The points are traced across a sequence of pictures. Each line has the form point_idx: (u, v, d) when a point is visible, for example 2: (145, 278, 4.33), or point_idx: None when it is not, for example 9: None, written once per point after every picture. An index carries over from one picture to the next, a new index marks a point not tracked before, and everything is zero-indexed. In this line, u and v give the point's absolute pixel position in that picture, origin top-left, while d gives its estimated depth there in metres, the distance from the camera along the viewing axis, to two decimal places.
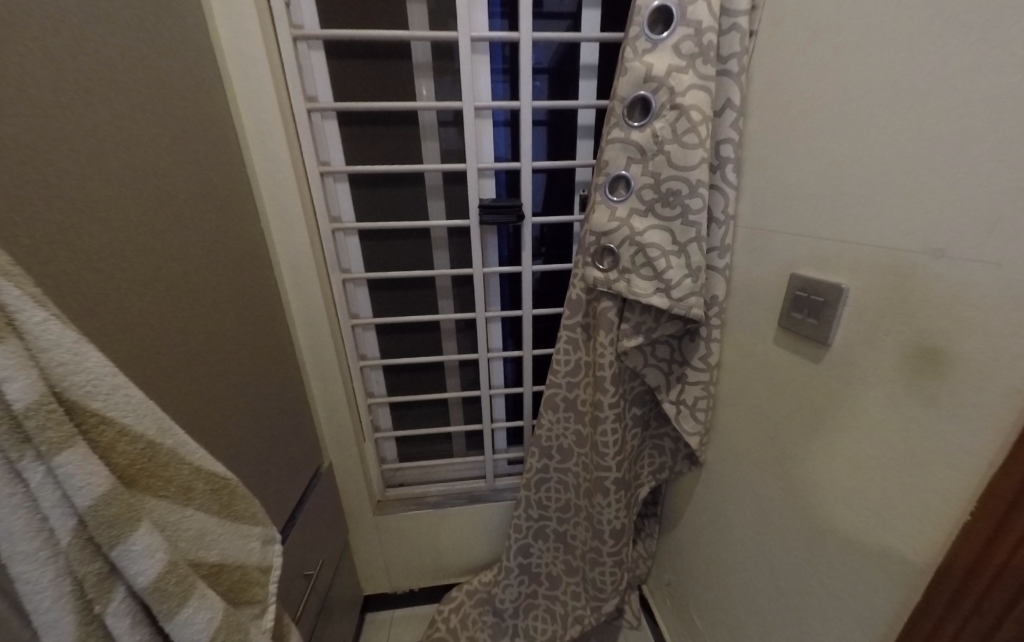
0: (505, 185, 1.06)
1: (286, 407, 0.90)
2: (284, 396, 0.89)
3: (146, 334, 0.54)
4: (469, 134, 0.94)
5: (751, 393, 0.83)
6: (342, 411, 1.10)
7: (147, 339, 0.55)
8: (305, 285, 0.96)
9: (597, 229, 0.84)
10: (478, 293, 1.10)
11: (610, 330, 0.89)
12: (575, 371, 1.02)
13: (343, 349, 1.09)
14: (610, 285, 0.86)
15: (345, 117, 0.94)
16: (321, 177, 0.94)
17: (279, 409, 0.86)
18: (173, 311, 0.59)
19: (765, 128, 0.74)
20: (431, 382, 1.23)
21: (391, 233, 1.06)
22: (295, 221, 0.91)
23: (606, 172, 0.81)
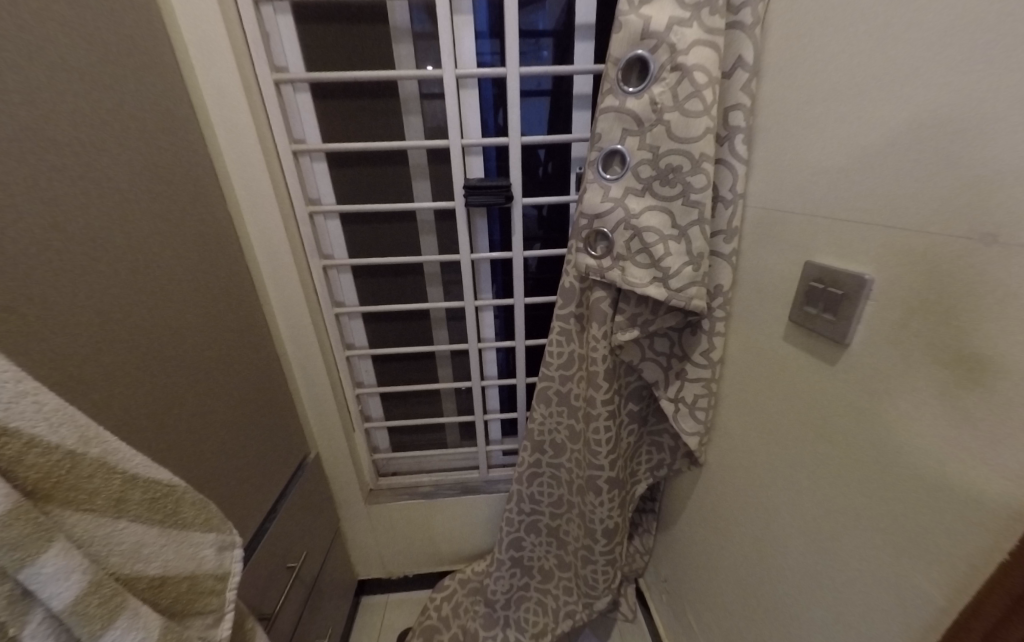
0: (495, 161, 0.99)
1: (258, 397, 0.87)
2: (255, 386, 0.86)
3: (70, 330, 0.51)
4: (451, 104, 0.87)
5: (753, 392, 0.76)
6: (327, 399, 1.08)
7: (72, 334, 0.51)
8: (279, 271, 0.93)
9: (589, 211, 0.78)
10: (466, 280, 1.04)
11: (603, 321, 0.83)
12: (569, 364, 0.97)
13: (326, 337, 1.06)
14: (604, 273, 0.79)
15: (318, 90, 0.88)
16: (294, 155, 0.88)
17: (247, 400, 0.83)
18: (105, 304, 0.55)
19: (780, 89, 0.65)
20: (422, 372, 1.20)
21: (373, 217, 1.01)
22: (267, 202, 0.86)
23: (600, 146, 0.74)
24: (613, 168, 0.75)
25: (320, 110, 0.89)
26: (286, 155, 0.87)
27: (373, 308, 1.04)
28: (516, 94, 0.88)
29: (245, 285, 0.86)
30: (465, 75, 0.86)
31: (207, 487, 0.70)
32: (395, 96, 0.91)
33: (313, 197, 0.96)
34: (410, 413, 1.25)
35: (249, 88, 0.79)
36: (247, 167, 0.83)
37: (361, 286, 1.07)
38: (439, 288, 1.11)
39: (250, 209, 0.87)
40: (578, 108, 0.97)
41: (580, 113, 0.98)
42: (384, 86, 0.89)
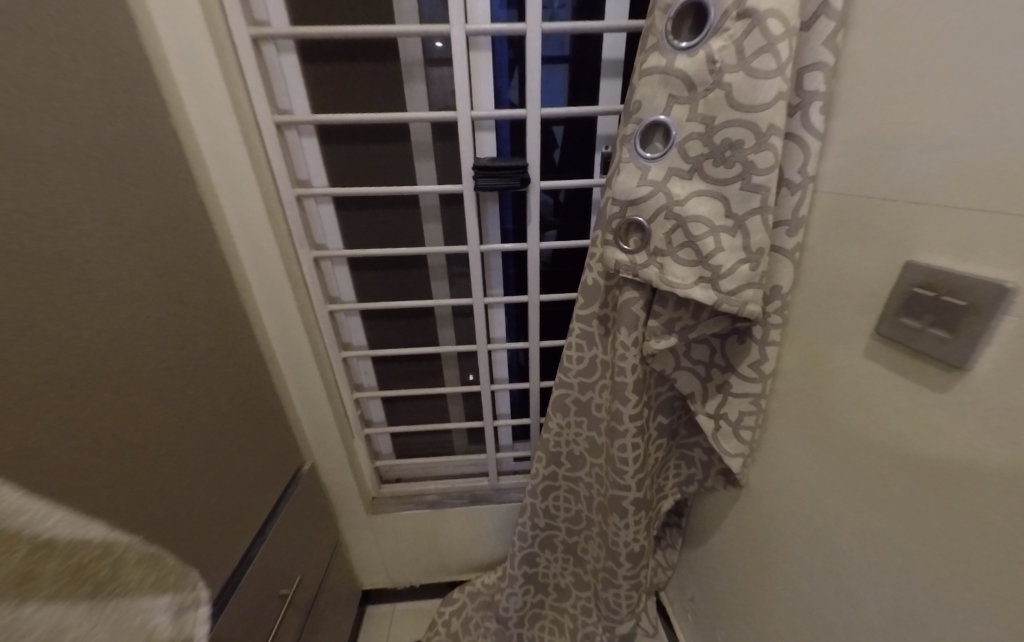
0: (510, 139, 0.88)
1: (236, 402, 0.77)
2: (232, 391, 0.77)
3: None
4: (459, 67, 0.75)
5: (812, 410, 0.65)
6: (320, 401, 1.00)
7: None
8: (261, 259, 0.84)
9: (622, 196, 0.65)
10: (476, 275, 0.93)
11: (634, 327, 0.71)
12: (589, 370, 0.87)
13: (319, 334, 0.96)
14: (638, 271, 0.67)
15: (304, 48, 0.78)
16: (278, 128, 0.78)
17: (223, 406, 0.74)
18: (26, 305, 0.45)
19: (867, 40, 0.52)
20: (426, 374, 1.11)
21: (371, 201, 0.92)
22: (244, 180, 0.77)
23: (640, 119, 0.62)
24: (655, 146, 0.63)
25: (308, 75, 0.80)
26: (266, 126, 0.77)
27: (371, 305, 0.94)
28: (537, 55, 0.74)
29: (217, 276, 0.77)
30: (476, 32, 0.74)
31: (170, 515, 0.60)
32: (396, 60, 0.81)
33: (302, 179, 0.86)
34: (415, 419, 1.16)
35: (218, 45, 0.69)
36: (223, 139, 0.74)
37: (357, 282, 0.99)
38: (445, 283, 1.01)
39: (225, 190, 0.77)
40: (607, 77, 0.85)
41: (609, 82, 0.85)
42: (382, 47, 0.80)
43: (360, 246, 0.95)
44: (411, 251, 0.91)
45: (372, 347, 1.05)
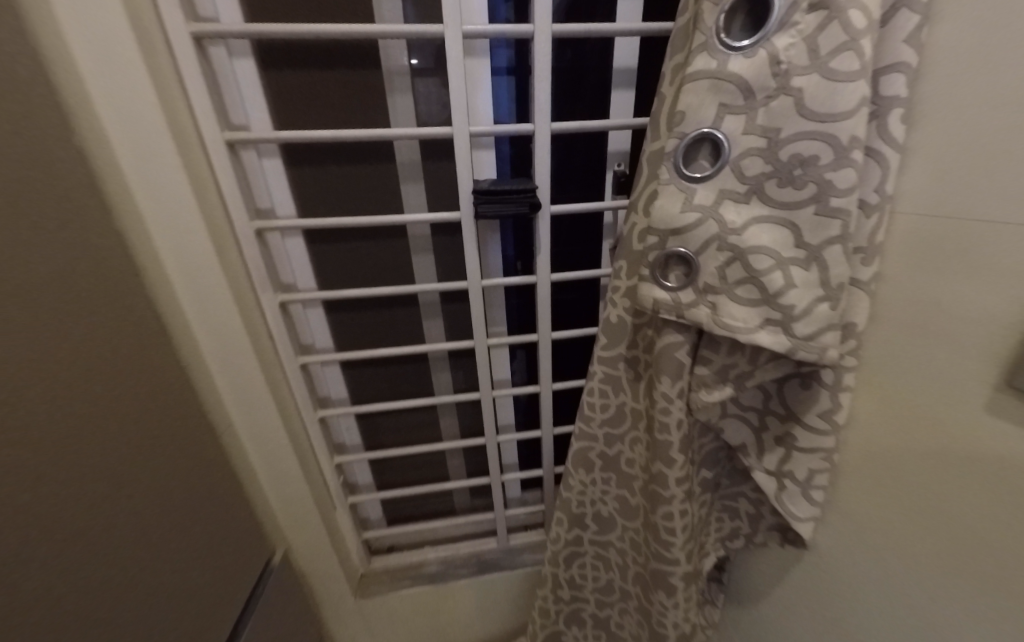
0: (510, 158, 0.77)
1: (177, 494, 0.62)
2: (170, 483, 0.61)
3: None
4: (455, 74, 0.63)
5: (902, 469, 0.58)
6: (289, 465, 0.85)
7: None
8: (210, 308, 0.69)
9: (661, 224, 0.55)
10: (477, 313, 0.83)
11: (679, 377, 0.61)
12: (617, 420, 0.78)
13: (287, 387, 0.83)
14: (685, 312, 0.56)
15: (260, 52, 0.67)
16: (228, 146, 0.65)
17: (158, 502, 0.59)
18: None
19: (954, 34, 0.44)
20: (420, 431, 1.03)
21: (351, 234, 0.82)
22: (186, 212, 0.62)
23: (683, 135, 0.51)
24: (700, 166, 0.52)
25: (270, 86, 0.70)
26: (214, 145, 0.64)
27: (353, 354, 0.84)
28: (547, 61, 0.64)
29: (151, 332, 0.61)
30: (474, 32, 0.62)
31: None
32: (376, 68, 0.71)
33: (264, 207, 0.75)
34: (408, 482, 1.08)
35: (148, 45, 0.55)
36: (156, 162, 0.59)
37: (335, 326, 0.88)
38: (440, 322, 0.92)
39: (161, 225, 0.62)
40: (618, 88, 0.76)
41: (622, 93, 0.76)
42: (357, 53, 0.70)
43: (338, 286, 0.85)
44: (401, 287, 0.80)
45: (355, 402, 0.96)
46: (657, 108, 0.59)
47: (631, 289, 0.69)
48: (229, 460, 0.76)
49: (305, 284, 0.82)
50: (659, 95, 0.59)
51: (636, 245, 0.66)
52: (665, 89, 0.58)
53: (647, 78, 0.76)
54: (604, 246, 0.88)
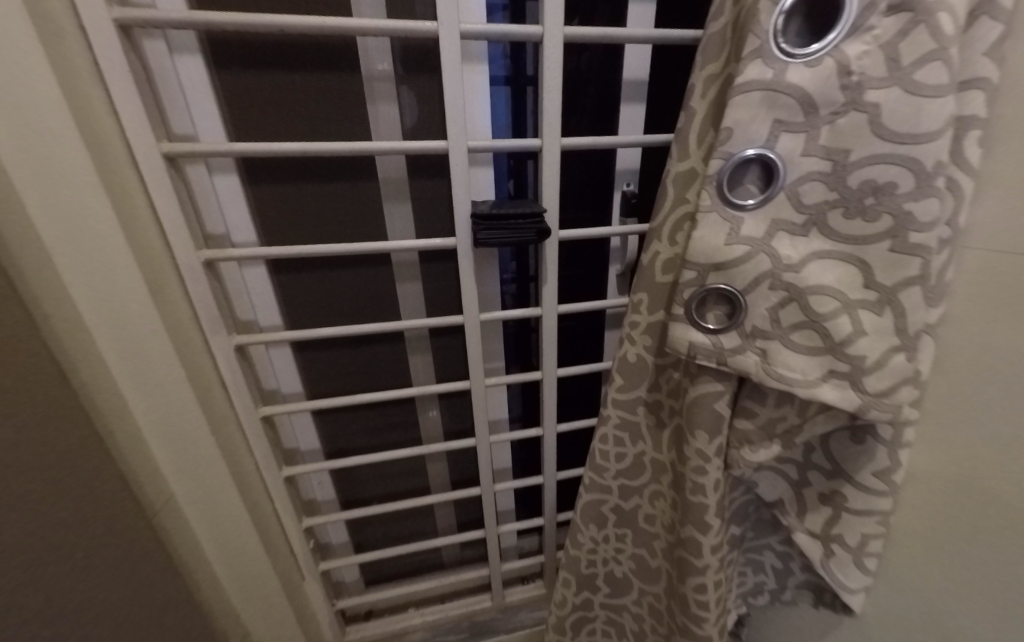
0: (509, 176, 0.68)
1: (55, 609, 0.47)
2: (48, 598, 0.46)
3: None
4: (450, 79, 0.53)
5: (964, 533, 0.51)
6: (245, 538, 0.71)
7: None
8: (142, 361, 0.55)
9: (701, 258, 0.47)
10: (474, 352, 0.72)
11: (716, 432, 0.53)
12: (633, 471, 0.70)
13: (246, 448, 0.69)
14: (728, 359, 0.48)
15: (209, 49, 0.56)
16: (167, 160, 0.53)
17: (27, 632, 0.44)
18: None
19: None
20: (404, 483, 0.92)
21: (324, 263, 0.70)
22: (107, 243, 0.49)
23: (729, 154, 0.43)
24: (745, 191, 0.45)
25: (223, 90, 0.58)
26: (148, 158, 0.51)
27: (327, 402, 0.72)
28: (556, 68, 0.55)
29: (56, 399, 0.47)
30: (470, 32, 0.53)
31: None
32: (354, 69, 0.61)
33: (217, 233, 0.62)
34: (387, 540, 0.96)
35: (51, 33, 0.43)
36: (64, 181, 0.45)
37: (304, 368, 0.75)
38: (428, 358, 0.81)
39: (72, 261, 0.48)
40: (628, 101, 0.67)
41: (631, 107, 0.68)
42: (330, 52, 0.59)
43: (307, 324, 0.73)
44: (385, 325, 0.69)
45: (331, 455, 0.84)
46: (685, 125, 0.52)
47: (653, 325, 0.61)
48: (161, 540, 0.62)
49: (268, 322, 0.70)
50: (687, 111, 0.52)
51: (660, 277, 0.58)
52: (695, 105, 0.51)
53: (661, 90, 0.68)
54: (610, 273, 0.80)
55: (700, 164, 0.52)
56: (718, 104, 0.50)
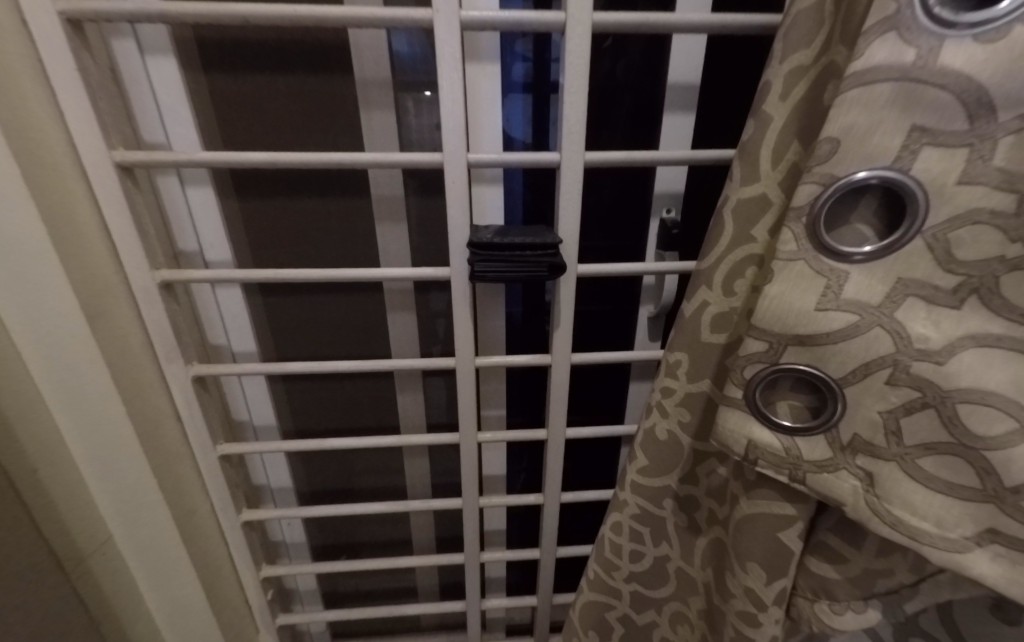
0: (523, 196, 0.57)
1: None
2: None
3: None
4: (448, 80, 0.43)
5: None
6: (193, 592, 0.62)
7: None
8: (78, 395, 0.48)
9: (776, 324, 0.32)
10: (467, 401, 0.60)
11: (777, 571, 0.36)
12: (653, 577, 0.54)
13: (199, 487, 0.61)
14: (807, 476, 0.32)
15: (189, 47, 0.48)
16: (122, 171, 0.45)
17: None
18: None
19: None
20: (384, 537, 0.80)
21: (305, 287, 0.61)
22: (37, 266, 0.42)
23: (831, 178, 0.28)
24: (855, 237, 0.29)
25: (206, 94, 0.50)
26: (96, 168, 0.44)
27: (296, 446, 0.62)
28: (584, 66, 0.43)
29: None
30: (472, 21, 0.41)
31: None
32: (344, 73, 0.50)
33: (189, 250, 0.55)
34: (358, 598, 0.85)
35: None
36: None
37: (282, 401, 0.67)
38: (420, 400, 0.70)
39: None
40: (672, 109, 0.53)
41: (678, 116, 0.53)
42: (322, 48, 0.49)
43: (286, 354, 0.64)
44: (365, 362, 0.59)
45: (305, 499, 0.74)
46: (753, 137, 0.37)
47: (694, 397, 0.46)
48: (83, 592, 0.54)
49: (241, 348, 0.62)
50: (755, 118, 0.37)
51: (708, 336, 0.43)
52: (771, 109, 0.36)
53: (721, 95, 0.53)
54: (641, 315, 0.65)
55: (773, 190, 0.37)
56: (806, 109, 0.35)
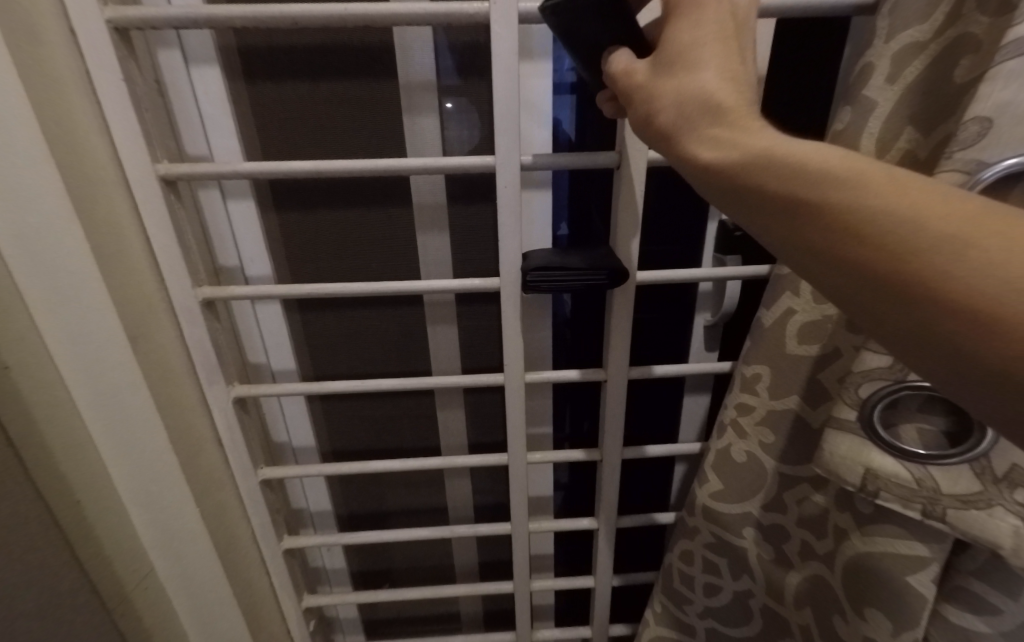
0: (572, 200, 0.53)
1: None
2: None
3: None
4: (502, 77, 0.40)
5: None
6: (232, 623, 0.60)
7: None
8: (122, 420, 0.46)
9: None
10: (514, 420, 0.57)
11: (903, 622, 0.33)
12: (733, 614, 0.51)
13: (239, 512, 0.59)
14: (947, 512, 0.29)
15: (232, 55, 0.46)
16: (164, 187, 0.44)
17: None
18: None
19: None
20: (424, 563, 0.77)
21: (340, 304, 0.58)
22: (80, 289, 0.40)
23: (979, 165, 0.27)
24: None
25: (247, 103, 0.47)
26: (142, 183, 0.42)
27: (338, 468, 0.59)
28: None
29: None
30: (531, 12, 0.39)
31: None
32: (388, 74, 0.48)
33: (229, 267, 0.54)
34: (397, 627, 0.82)
35: (30, 35, 0.34)
36: (24, 214, 0.37)
37: (320, 421, 0.64)
38: (461, 418, 0.66)
39: (43, 307, 0.40)
40: None
41: None
42: (365, 51, 0.47)
43: (324, 373, 0.62)
44: (409, 379, 0.56)
45: (342, 523, 0.71)
46: (855, 123, 0.36)
47: (778, 415, 0.41)
48: (122, 628, 0.52)
49: (280, 366, 0.60)
50: (855, 104, 0.35)
51: (795, 348, 0.39)
52: (875, 91, 0.34)
53: (792, 84, 0.49)
54: (696, 325, 0.61)
55: None
56: (919, 92, 0.34)
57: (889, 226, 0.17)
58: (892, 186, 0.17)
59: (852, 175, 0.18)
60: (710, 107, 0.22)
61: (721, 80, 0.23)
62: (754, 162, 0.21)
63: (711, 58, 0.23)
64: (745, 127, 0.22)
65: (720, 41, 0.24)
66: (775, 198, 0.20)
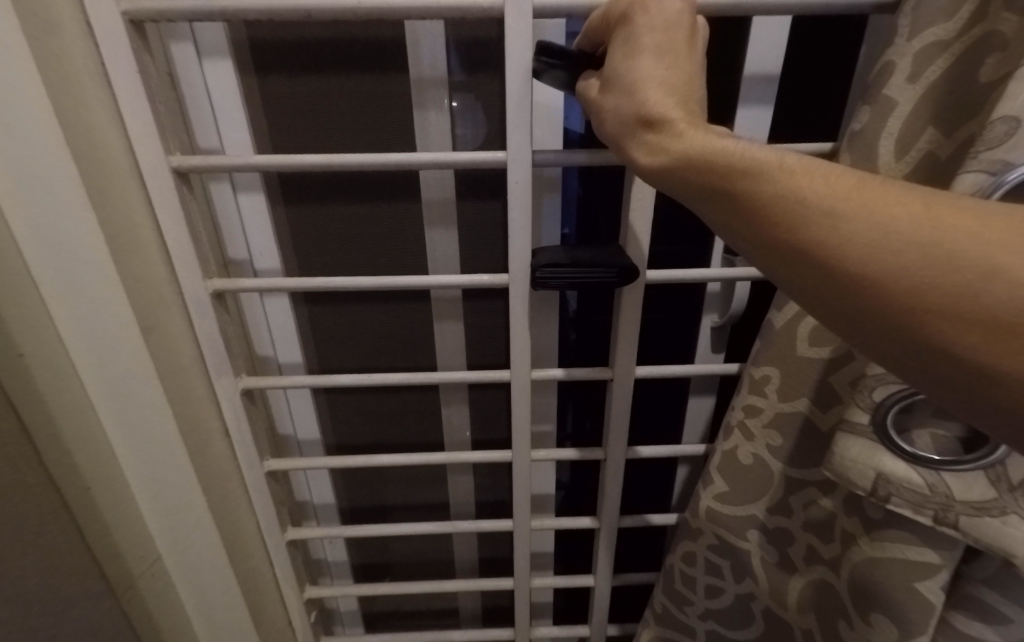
0: (581, 197, 0.53)
1: None
2: None
3: None
4: (514, 72, 0.40)
5: None
6: (236, 612, 0.61)
7: None
8: (131, 410, 0.46)
9: None
10: (519, 417, 0.57)
11: (910, 629, 0.33)
12: (734, 616, 0.50)
13: (245, 502, 0.60)
14: (960, 519, 0.28)
15: (245, 49, 0.46)
16: (177, 179, 0.44)
17: None
18: None
19: None
20: (425, 558, 0.77)
21: (347, 298, 0.58)
22: (92, 279, 0.41)
23: (1004, 166, 0.26)
24: None
25: (259, 96, 0.48)
26: (155, 175, 0.42)
27: (343, 462, 0.59)
28: None
29: (10, 456, 0.40)
30: (544, 9, 0.38)
31: None
32: (399, 68, 0.48)
33: (238, 260, 0.54)
34: (397, 621, 0.82)
35: (47, 25, 0.35)
36: (40, 203, 0.37)
37: (326, 414, 0.64)
38: (465, 415, 0.66)
39: (57, 295, 0.41)
40: (747, 102, 0.49)
41: (756, 110, 0.49)
42: (376, 45, 0.46)
43: (330, 366, 0.62)
44: (415, 374, 0.56)
45: (345, 517, 0.72)
46: (874, 123, 0.35)
47: (787, 418, 0.41)
48: (128, 614, 0.53)
49: (287, 359, 0.61)
50: (875, 104, 0.35)
51: (806, 350, 0.39)
52: (896, 91, 0.34)
53: (808, 84, 0.48)
54: (704, 326, 0.61)
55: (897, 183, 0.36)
56: (941, 92, 0.33)
57: (783, 208, 0.21)
58: (773, 162, 0.22)
59: (755, 167, 0.23)
60: (648, 119, 0.27)
61: (660, 96, 0.27)
62: (681, 163, 0.26)
63: (652, 77, 0.28)
64: (676, 130, 0.26)
65: (659, 61, 0.29)
66: (692, 183, 0.25)
